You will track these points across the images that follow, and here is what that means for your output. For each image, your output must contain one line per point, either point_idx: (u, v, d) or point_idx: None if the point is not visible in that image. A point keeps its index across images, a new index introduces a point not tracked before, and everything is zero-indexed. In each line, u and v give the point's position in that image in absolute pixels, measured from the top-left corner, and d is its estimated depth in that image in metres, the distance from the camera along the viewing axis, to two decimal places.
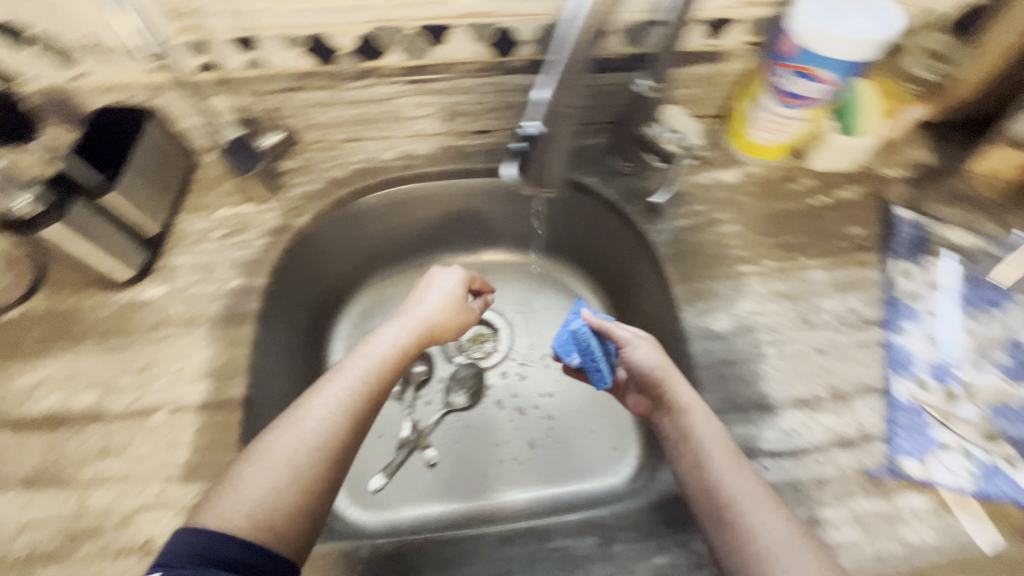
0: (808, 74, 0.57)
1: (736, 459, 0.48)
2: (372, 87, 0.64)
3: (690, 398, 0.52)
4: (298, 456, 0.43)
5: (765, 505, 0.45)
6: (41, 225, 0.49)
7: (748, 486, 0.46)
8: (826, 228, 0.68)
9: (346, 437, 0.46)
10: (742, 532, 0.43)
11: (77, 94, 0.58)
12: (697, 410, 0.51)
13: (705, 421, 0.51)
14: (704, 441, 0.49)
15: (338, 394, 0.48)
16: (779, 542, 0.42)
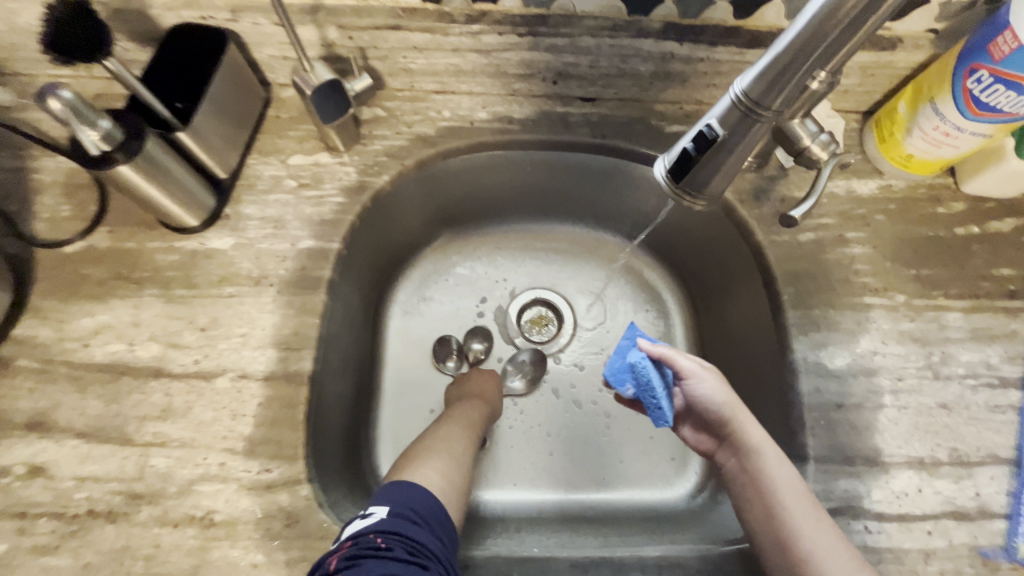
0: (1018, 84, 0.46)
1: (812, 508, 0.45)
2: (480, 36, 0.55)
3: (762, 439, 0.49)
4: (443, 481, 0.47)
5: (845, 565, 0.42)
6: (116, 162, 0.43)
7: (828, 544, 0.43)
8: (970, 263, 0.59)
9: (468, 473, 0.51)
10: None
11: (152, 5, 0.50)
12: (769, 452, 0.48)
13: (778, 465, 0.47)
14: (776, 489, 0.46)
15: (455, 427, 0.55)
16: None
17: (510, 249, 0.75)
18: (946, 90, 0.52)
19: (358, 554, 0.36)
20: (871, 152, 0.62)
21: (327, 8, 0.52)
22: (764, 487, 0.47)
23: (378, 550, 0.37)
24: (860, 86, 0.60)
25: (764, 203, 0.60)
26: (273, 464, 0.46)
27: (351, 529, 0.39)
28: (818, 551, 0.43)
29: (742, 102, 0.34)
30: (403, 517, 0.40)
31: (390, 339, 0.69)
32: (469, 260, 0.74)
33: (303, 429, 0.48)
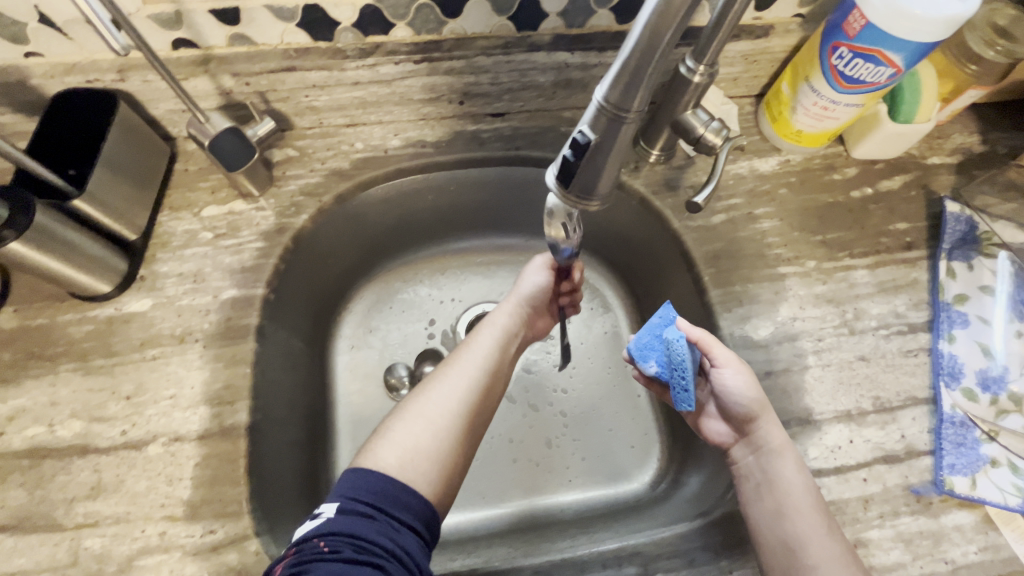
0: (873, 57, 0.50)
1: (821, 516, 0.46)
2: (377, 67, 0.56)
3: (780, 443, 0.50)
4: (445, 410, 0.47)
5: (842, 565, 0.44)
6: (6, 240, 0.42)
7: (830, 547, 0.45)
8: (868, 222, 0.63)
9: (484, 391, 0.50)
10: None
11: (32, 74, 0.49)
12: (787, 456, 0.49)
13: (792, 469, 0.49)
14: (792, 493, 0.47)
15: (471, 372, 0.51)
16: None
17: (453, 267, 0.75)
18: (816, 68, 0.56)
19: (299, 561, 0.36)
20: (767, 133, 0.66)
21: (218, 58, 0.52)
22: (783, 489, 0.48)
23: (322, 554, 0.36)
24: (747, 72, 0.64)
25: (677, 192, 0.63)
26: (218, 524, 0.45)
27: (299, 533, 0.39)
28: (824, 555, 0.44)
29: (606, 109, 0.37)
30: (350, 512, 0.39)
31: (339, 376, 0.68)
32: (411, 284, 0.74)
33: (246, 482, 0.47)
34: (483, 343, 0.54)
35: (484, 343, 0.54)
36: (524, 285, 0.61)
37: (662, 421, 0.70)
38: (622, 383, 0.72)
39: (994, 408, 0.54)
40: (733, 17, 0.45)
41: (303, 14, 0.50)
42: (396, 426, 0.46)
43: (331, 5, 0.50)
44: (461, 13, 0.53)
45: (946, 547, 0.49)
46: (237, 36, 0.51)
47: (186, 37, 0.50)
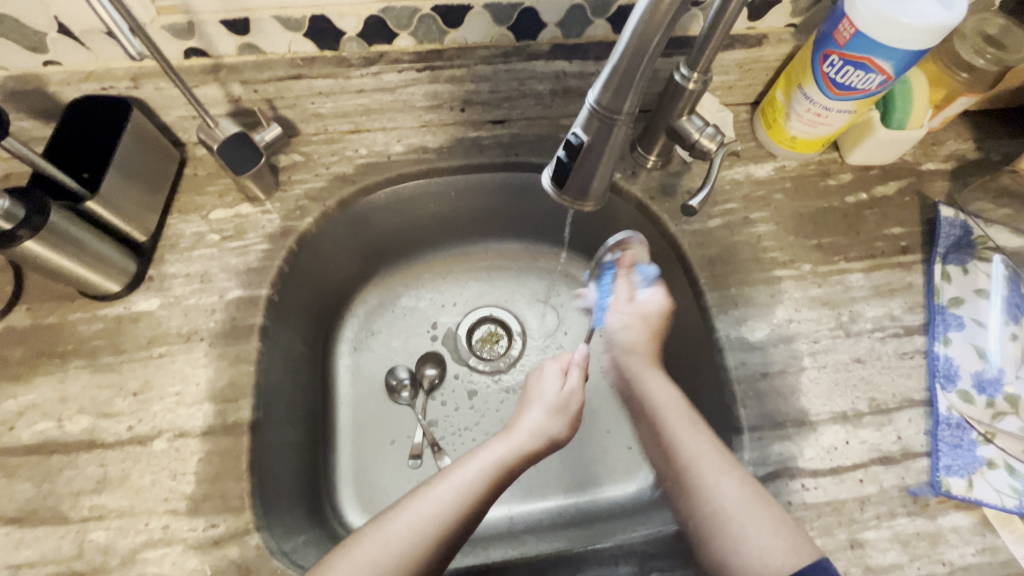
0: (863, 64, 0.51)
1: (690, 421, 0.49)
2: (381, 76, 0.58)
3: (645, 368, 0.55)
4: (411, 543, 0.41)
5: (718, 465, 0.45)
6: (21, 239, 0.43)
7: (706, 452, 0.46)
8: (863, 226, 0.64)
9: (465, 522, 0.44)
10: (697, 497, 0.44)
11: (50, 82, 0.52)
12: (652, 378, 0.54)
13: (658, 387, 0.53)
14: (660, 409, 0.51)
15: (442, 508, 0.44)
16: (731, 501, 0.42)
17: (453, 271, 0.77)
18: (808, 75, 0.57)
19: None
20: (763, 139, 0.67)
21: (228, 66, 0.54)
22: (648, 405, 0.51)
23: None
24: (741, 80, 0.66)
25: (673, 197, 0.64)
26: (220, 518, 0.46)
27: None
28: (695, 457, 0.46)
29: (597, 112, 0.39)
30: None
31: (341, 378, 0.69)
32: (413, 288, 0.75)
33: (247, 478, 0.48)
34: (479, 465, 0.47)
35: (481, 465, 0.47)
36: (550, 390, 0.55)
37: None
38: None
39: (991, 410, 0.54)
40: (725, 27, 0.46)
41: (310, 25, 0.52)
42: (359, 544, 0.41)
43: (337, 16, 0.52)
44: (462, 23, 0.55)
45: (943, 549, 0.49)
46: (246, 45, 0.53)
47: (198, 46, 0.52)
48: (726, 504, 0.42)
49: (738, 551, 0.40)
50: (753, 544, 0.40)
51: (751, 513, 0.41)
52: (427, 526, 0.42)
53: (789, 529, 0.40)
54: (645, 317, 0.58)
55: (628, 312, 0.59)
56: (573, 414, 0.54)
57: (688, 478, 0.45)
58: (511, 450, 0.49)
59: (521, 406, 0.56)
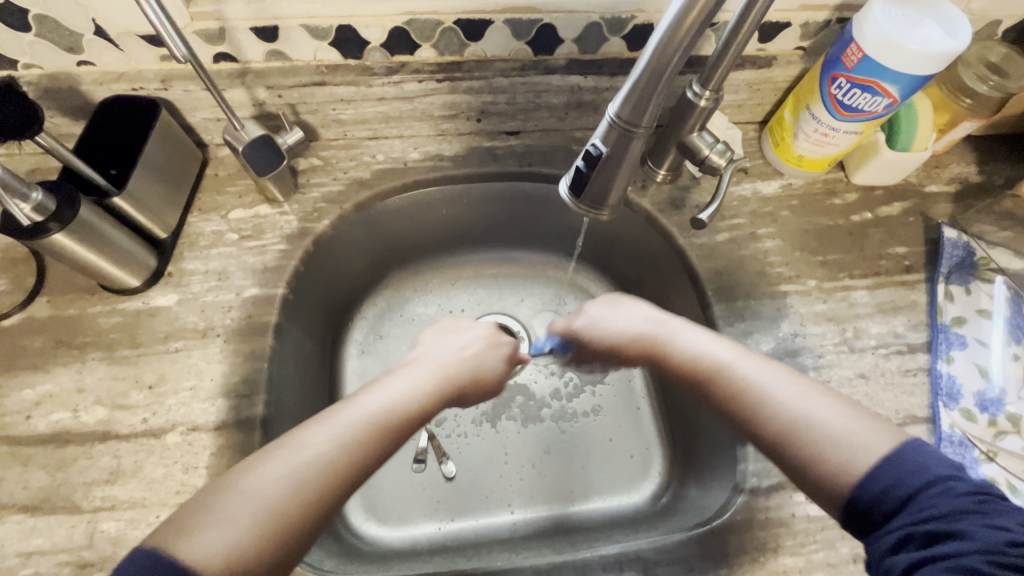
0: (870, 87, 0.53)
1: (740, 350, 0.46)
2: (401, 84, 0.60)
3: (672, 322, 0.51)
4: (269, 498, 0.34)
5: (784, 378, 0.43)
6: (50, 231, 0.44)
7: (778, 375, 0.43)
8: (868, 245, 0.65)
9: (334, 467, 0.37)
10: (773, 415, 0.41)
11: (83, 81, 0.54)
12: (684, 326, 0.50)
13: (692, 331, 0.49)
14: (706, 352, 0.47)
15: (343, 422, 0.39)
16: (813, 407, 0.40)
17: (462, 278, 0.78)
18: (816, 97, 0.59)
19: None
20: (770, 157, 0.69)
21: (255, 71, 0.56)
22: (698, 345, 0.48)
23: None
24: (751, 100, 0.68)
25: (682, 211, 0.65)
26: None
27: None
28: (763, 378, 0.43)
29: (618, 123, 0.40)
30: None
31: (348, 380, 0.70)
32: (422, 293, 0.76)
33: None
34: (356, 410, 0.41)
35: (359, 411, 0.41)
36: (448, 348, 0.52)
37: (664, 434, 0.71)
38: (623, 394, 0.73)
39: (992, 429, 0.55)
40: (737, 48, 0.48)
41: (336, 34, 0.54)
42: (213, 508, 0.34)
43: (363, 26, 0.54)
44: (483, 37, 0.57)
45: None
46: (273, 52, 0.55)
47: (227, 51, 0.54)
48: (814, 416, 0.39)
49: (838, 451, 0.37)
50: (842, 432, 0.38)
51: (835, 416, 0.39)
52: (317, 443, 0.37)
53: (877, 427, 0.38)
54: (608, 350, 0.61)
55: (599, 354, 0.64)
56: (466, 374, 0.50)
57: (758, 403, 0.42)
58: (396, 398, 0.43)
59: (404, 363, 0.49)
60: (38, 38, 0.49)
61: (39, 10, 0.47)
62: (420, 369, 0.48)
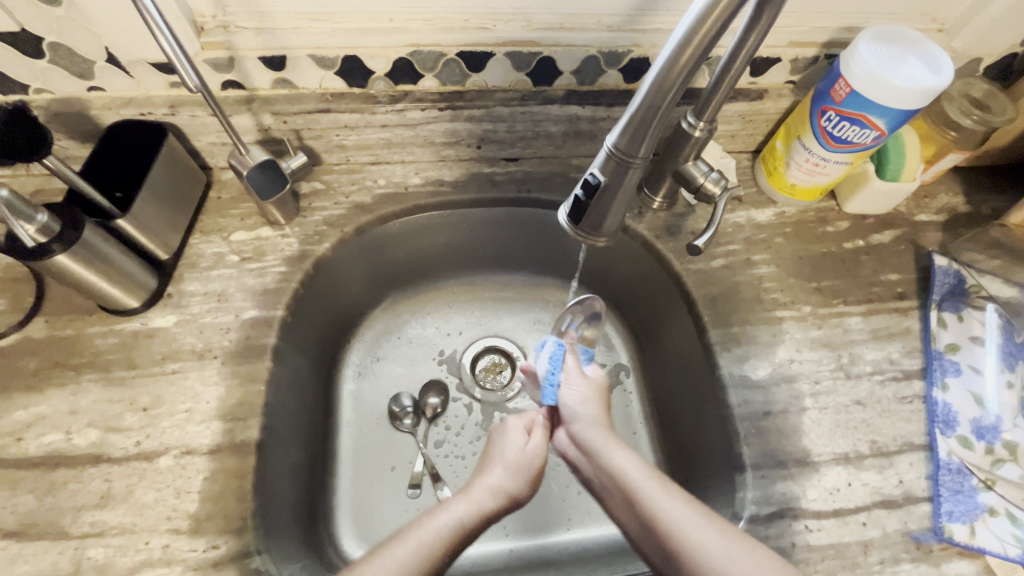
0: (859, 120, 0.55)
1: (662, 484, 0.47)
2: (405, 112, 0.61)
3: (604, 439, 0.53)
4: None
5: (696, 519, 0.43)
6: (55, 252, 0.45)
7: (691, 513, 0.44)
8: (861, 272, 0.66)
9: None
10: (690, 566, 0.41)
11: (92, 106, 0.55)
12: (615, 449, 0.52)
13: (623, 456, 0.51)
14: (625, 479, 0.49)
15: (416, 553, 0.43)
16: (720, 557, 0.40)
17: (459, 301, 0.78)
18: (806, 129, 0.60)
19: None
20: (763, 185, 0.70)
21: (261, 98, 0.57)
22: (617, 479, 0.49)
23: None
24: (743, 130, 0.70)
25: (678, 237, 0.66)
26: (222, 539, 0.46)
27: None
28: (670, 517, 0.44)
29: (615, 154, 0.41)
30: None
31: (345, 403, 0.70)
32: (419, 316, 0.77)
33: (251, 499, 0.47)
34: (438, 527, 0.46)
35: (442, 528, 0.46)
36: (512, 448, 0.56)
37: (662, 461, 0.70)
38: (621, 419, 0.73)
39: (990, 457, 0.54)
40: (729, 82, 0.49)
41: (342, 64, 0.56)
42: None
43: (368, 56, 0.55)
44: (484, 68, 0.59)
45: None
46: (280, 80, 0.57)
47: (235, 79, 0.55)
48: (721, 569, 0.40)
49: None
50: None
51: (745, 559, 0.40)
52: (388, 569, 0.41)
53: None
54: (596, 386, 0.59)
55: (582, 384, 0.59)
56: (536, 477, 0.54)
57: (679, 550, 0.42)
58: (456, 522, 0.47)
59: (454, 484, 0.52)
60: (51, 65, 0.51)
61: (54, 38, 0.48)
62: (475, 490, 0.51)
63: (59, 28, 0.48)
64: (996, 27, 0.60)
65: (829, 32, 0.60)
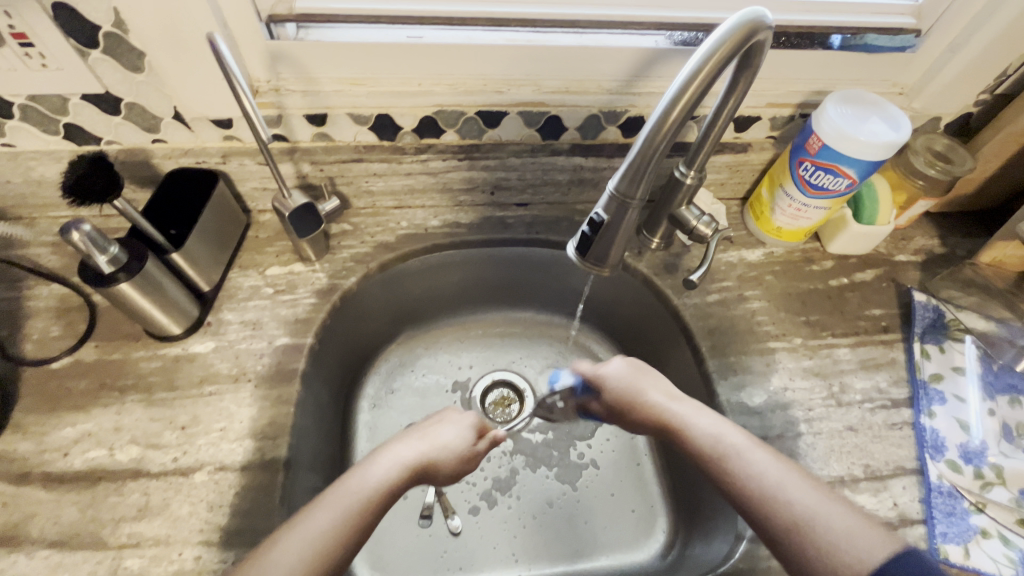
0: (832, 170, 0.61)
1: (749, 444, 0.50)
2: (428, 162, 0.69)
3: (684, 406, 0.55)
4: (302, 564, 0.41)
5: (781, 471, 0.47)
6: (117, 280, 0.50)
7: (771, 462, 0.48)
8: (848, 308, 0.71)
9: (344, 542, 0.43)
10: (778, 505, 0.44)
11: (154, 155, 0.62)
12: (679, 404, 0.55)
13: (694, 412, 0.54)
14: (717, 439, 0.51)
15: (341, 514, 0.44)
16: (812, 503, 0.44)
17: (471, 335, 0.83)
18: (787, 178, 0.67)
19: None
20: (752, 229, 0.77)
21: (302, 149, 0.65)
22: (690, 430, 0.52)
23: None
24: (731, 179, 0.77)
25: (675, 274, 0.72)
26: (251, 551, 0.48)
27: None
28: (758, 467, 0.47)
29: (616, 196, 0.47)
30: None
31: (360, 433, 0.73)
32: (432, 349, 0.81)
33: (278, 513, 0.50)
34: (362, 490, 0.46)
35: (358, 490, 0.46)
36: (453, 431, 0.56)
37: (667, 492, 0.72)
38: (626, 451, 0.75)
39: (979, 481, 0.57)
40: (715, 137, 0.56)
41: (375, 121, 0.63)
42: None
43: (398, 115, 0.63)
44: (499, 124, 0.67)
45: None
46: (320, 134, 0.64)
47: (281, 133, 0.63)
48: (814, 510, 0.43)
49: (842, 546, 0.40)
50: (845, 541, 0.40)
51: (830, 513, 0.43)
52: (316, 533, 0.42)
53: (866, 526, 0.42)
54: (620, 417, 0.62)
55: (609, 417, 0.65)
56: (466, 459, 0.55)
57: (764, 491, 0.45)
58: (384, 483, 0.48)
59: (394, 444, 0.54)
60: (124, 120, 0.58)
61: (131, 99, 0.56)
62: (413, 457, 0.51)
63: (137, 90, 0.56)
64: (948, 91, 0.68)
65: (801, 94, 0.68)
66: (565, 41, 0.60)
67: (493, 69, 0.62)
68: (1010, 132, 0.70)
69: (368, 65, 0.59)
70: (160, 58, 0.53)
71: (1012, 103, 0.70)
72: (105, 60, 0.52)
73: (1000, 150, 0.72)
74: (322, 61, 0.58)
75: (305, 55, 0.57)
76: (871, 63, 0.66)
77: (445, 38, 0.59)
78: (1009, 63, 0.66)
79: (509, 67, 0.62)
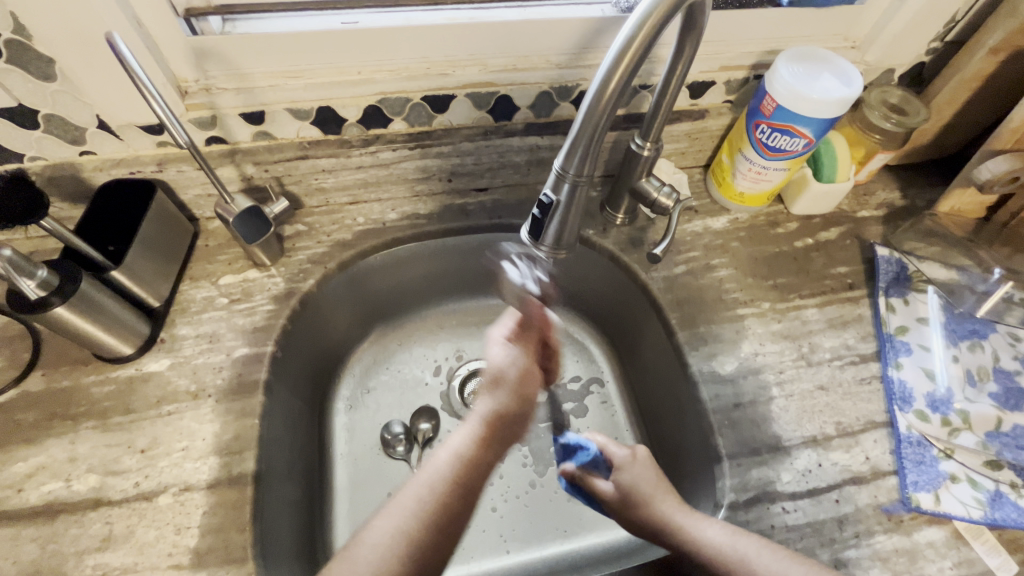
0: (788, 131, 0.61)
1: (753, 545, 0.48)
2: (378, 154, 0.66)
3: (680, 511, 0.52)
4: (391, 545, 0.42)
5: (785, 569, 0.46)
6: (52, 305, 0.48)
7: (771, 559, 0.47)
8: (813, 268, 0.71)
9: (455, 504, 0.45)
10: None
11: (83, 168, 0.58)
12: (699, 520, 0.51)
13: (709, 525, 0.50)
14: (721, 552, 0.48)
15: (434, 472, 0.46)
16: None
17: (444, 327, 0.82)
18: (746, 143, 0.67)
19: None
20: (716, 197, 0.76)
21: (243, 150, 0.62)
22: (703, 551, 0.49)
23: None
24: (691, 147, 0.76)
25: (641, 248, 0.71)
26: (221, 569, 0.47)
27: None
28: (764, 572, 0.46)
29: (562, 174, 0.46)
30: None
31: (338, 436, 0.71)
32: (406, 345, 0.80)
33: (251, 529, 0.49)
34: (438, 459, 0.47)
35: (443, 464, 0.47)
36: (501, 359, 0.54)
37: None
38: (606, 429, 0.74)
39: (947, 428, 0.58)
40: (667, 106, 0.55)
41: (317, 114, 0.61)
42: None
43: (340, 106, 0.60)
44: (448, 108, 0.64)
45: (922, 564, 0.52)
46: (260, 133, 0.61)
47: (218, 135, 0.60)
48: None
49: None
50: None
51: None
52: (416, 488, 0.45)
53: None
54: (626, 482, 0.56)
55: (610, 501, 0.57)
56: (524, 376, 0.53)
57: None
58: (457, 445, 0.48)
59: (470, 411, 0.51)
60: (45, 134, 0.54)
61: (48, 110, 0.53)
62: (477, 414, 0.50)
63: (54, 100, 0.52)
64: (899, 42, 0.68)
65: (754, 55, 0.67)
66: (507, 16, 0.58)
67: (434, 51, 0.59)
68: (961, 79, 0.70)
69: (300, 56, 0.56)
70: (73, 64, 0.49)
71: (961, 52, 0.70)
72: (11, 69, 0.48)
73: (953, 98, 0.72)
74: (249, 54, 0.55)
75: (232, 49, 0.54)
76: (821, 18, 0.65)
77: (381, 22, 0.56)
78: (957, 10, 0.65)
79: (451, 47, 0.59)
